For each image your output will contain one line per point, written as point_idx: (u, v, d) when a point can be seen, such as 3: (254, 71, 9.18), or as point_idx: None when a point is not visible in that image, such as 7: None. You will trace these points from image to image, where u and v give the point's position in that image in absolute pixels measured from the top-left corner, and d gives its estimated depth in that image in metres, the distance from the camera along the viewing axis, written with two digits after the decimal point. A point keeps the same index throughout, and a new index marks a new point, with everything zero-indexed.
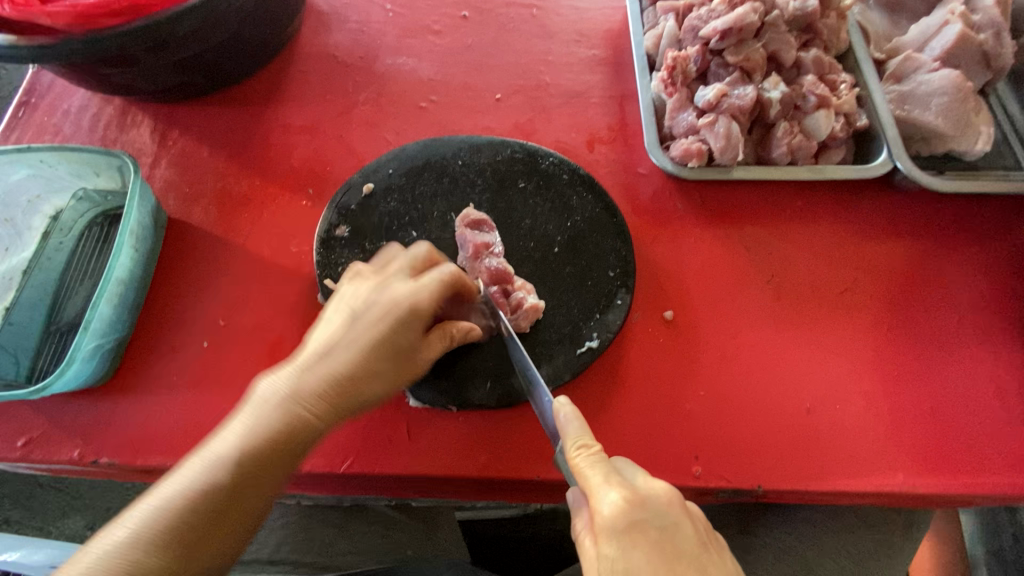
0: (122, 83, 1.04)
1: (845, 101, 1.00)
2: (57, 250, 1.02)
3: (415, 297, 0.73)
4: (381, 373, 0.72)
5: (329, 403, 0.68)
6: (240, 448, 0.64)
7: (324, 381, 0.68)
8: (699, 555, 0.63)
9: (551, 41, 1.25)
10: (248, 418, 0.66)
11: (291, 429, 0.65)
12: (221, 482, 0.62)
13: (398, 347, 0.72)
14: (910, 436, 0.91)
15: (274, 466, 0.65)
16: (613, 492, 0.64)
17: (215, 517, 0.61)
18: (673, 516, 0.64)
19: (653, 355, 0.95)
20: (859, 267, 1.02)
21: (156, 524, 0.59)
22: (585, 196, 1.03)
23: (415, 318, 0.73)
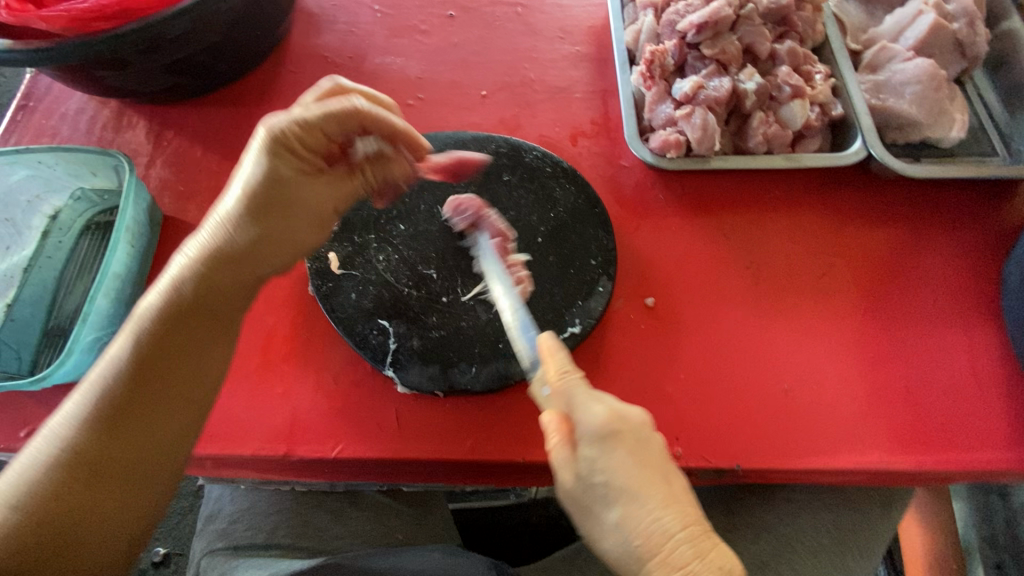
0: (117, 85, 1.07)
1: (819, 91, 1.03)
2: (57, 248, 1.05)
3: (276, 130, 0.77)
4: (269, 216, 0.78)
5: (212, 267, 0.76)
6: (154, 330, 0.72)
7: (212, 242, 0.77)
8: (667, 469, 0.69)
9: (536, 38, 1.28)
10: (158, 299, 0.75)
11: (185, 305, 0.74)
12: (140, 364, 0.71)
13: (286, 190, 0.79)
14: (887, 415, 0.93)
15: (190, 337, 0.74)
16: (594, 407, 0.68)
17: (137, 398, 0.70)
18: (646, 437, 0.69)
19: (635, 341, 0.97)
20: (836, 252, 1.04)
21: (85, 416, 0.68)
22: (568, 188, 1.06)
23: (280, 146, 0.77)
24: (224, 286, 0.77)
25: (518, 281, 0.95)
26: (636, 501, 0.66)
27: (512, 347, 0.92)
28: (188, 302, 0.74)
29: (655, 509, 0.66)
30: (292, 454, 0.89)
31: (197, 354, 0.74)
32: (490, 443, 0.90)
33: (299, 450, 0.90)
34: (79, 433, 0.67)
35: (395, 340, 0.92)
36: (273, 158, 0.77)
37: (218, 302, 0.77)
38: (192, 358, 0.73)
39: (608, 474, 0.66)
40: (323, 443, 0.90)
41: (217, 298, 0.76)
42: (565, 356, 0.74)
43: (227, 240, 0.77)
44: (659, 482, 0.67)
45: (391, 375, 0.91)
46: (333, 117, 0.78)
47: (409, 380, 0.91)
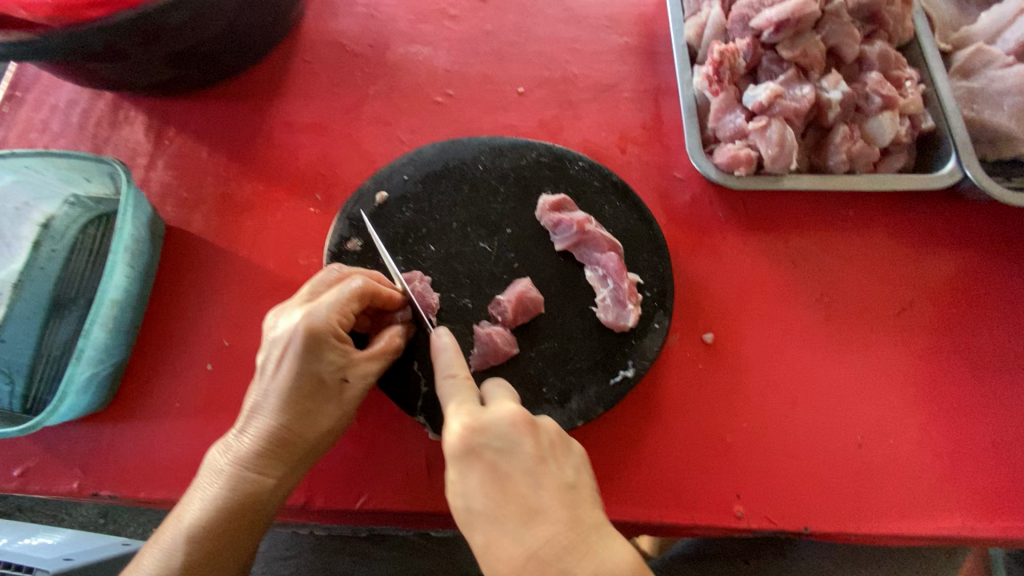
0: (112, 78, 0.95)
1: (912, 101, 0.90)
2: (50, 260, 0.94)
3: (312, 323, 0.67)
4: (329, 401, 0.71)
5: (288, 410, 0.68)
6: (247, 468, 0.69)
7: (286, 387, 0.68)
8: (538, 469, 0.58)
9: (578, 26, 1.14)
10: (248, 435, 0.69)
11: (235, 493, 0.68)
12: (237, 501, 0.68)
13: (319, 386, 0.69)
14: (970, 474, 0.84)
15: (283, 471, 0.70)
16: (458, 419, 0.60)
17: (237, 522, 0.68)
18: (516, 437, 0.59)
19: (691, 382, 0.87)
20: (917, 286, 0.93)
21: (190, 546, 0.66)
22: (618, 206, 0.94)
23: (321, 344, 0.68)
24: (303, 426, 0.69)
25: (606, 310, 0.86)
26: (498, 524, 0.57)
27: (558, 392, 0.83)
28: (277, 442, 0.69)
29: (517, 527, 0.56)
30: (314, 504, 0.81)
31: (288, 479, 0.71)
32: None
33: (321, 500, 0.81)
34: (179, 559, 0.66)
35: (428, 382, 0.83)
36: (310, 307, 0.68)
37: (308, 439, 0.70)
38: (280, 483, 0.71)
39: (467, 497, 0.58)
40: (347, 493, 0.82)
41: (303, 436, 0.70)
42: (456, 356, 0.68)
43: (286, 395, 0.68)
44: (526, 490, 0.57)
45: (423, 421, 0.81)
46: (349, 297, 0.71)
47: (445, 426, 0.81)
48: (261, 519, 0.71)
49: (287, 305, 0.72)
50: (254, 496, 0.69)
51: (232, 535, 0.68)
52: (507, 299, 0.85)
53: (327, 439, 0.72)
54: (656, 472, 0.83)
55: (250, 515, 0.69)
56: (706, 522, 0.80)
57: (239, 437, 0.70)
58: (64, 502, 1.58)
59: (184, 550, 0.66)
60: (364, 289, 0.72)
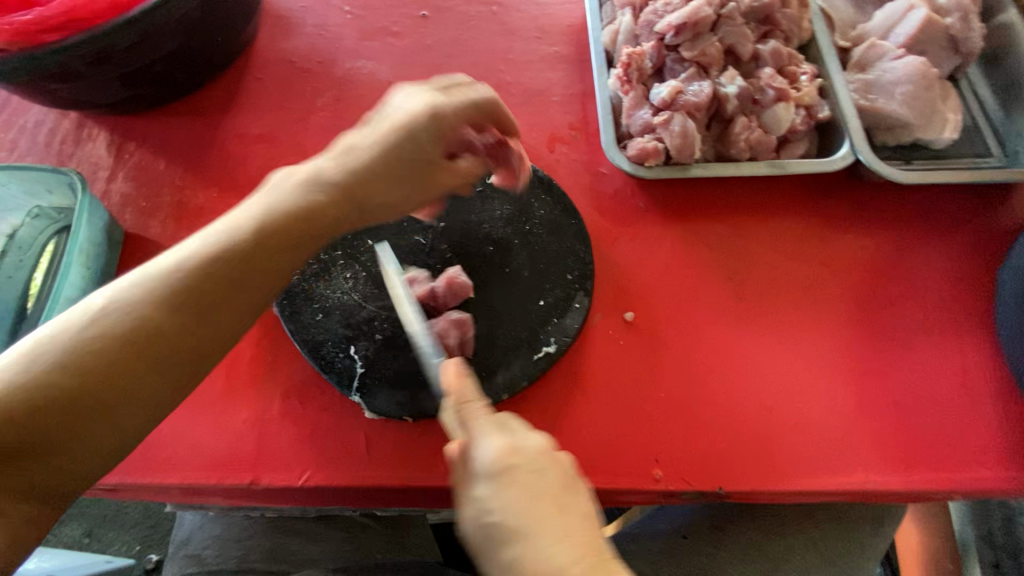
0: (72, 98, 1.03)
1: (806, 93, 0.99)
2: (16, 267, 1.01)
3: (404, 135, 0.76)
4: (370, 195, 0.75)
5: (343, 180, 0.73)
6: (264, 225, 0.68)
7: (337, 174, 0.73)
8: (564, 498, 0.66)
9: (512, 38, 1.23)
10: (282, 199, 0.70)
11: (244, 248, 0.66)
12: (243, 253, 0.66)
13: (366, 180, 0.74)
14: (874, 433, 0.89)
15: (293, 251, 0.69)
16: (490, 442, 0.66)
17: (201, 294, 0.64)
18: (544, 464, 0.67)
19: (613, 357, 0.94)
20: (823, 262, 1.00)
21: (183, 280, 0.63)
22: (544, 199, 1.02)
23: (409, 151, 0.76)
24: (345, 190, 0.73)
25: None
26: (530, 539, 0.62)
27: (485, 369, 0.89)
28: (302, 220, 0.70)
29: (549, 546, 0.62)
30: (258, 483, 0.86)
31: (292, 262, 0.70)
32: None
33: (265, 479, 0.87)
34: (165, 289, 0.62)
35: (364, 364, 0.89)
36: (408, 116, 0.77)
37: (331, 224, 0.72)
38: (285, 262, 0.69)
39: (502, 515, 0.64)
40: (290, 472, 0.87)
41: (305, 227, 0.70)
42: (474, 378, 0.70)
43: (337, 187, 0.73)
44: (557, 517, 0.64)
45: (358, 400, 0.87)
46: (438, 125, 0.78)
47: (378, 404, 0.87)
48: (252, 304, 0.68)
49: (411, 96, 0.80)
50: (271, 231, 0.68)
51: (150, 346, 0.61)
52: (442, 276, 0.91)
53: (344, 227, 0.74)
54: (580, 442, 0.88)
55: (244, 281, 0.66)
56: (627, 486, 0.86)
57: (269, 195, 0.71)
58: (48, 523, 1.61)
59: (175, 284, 0.63)
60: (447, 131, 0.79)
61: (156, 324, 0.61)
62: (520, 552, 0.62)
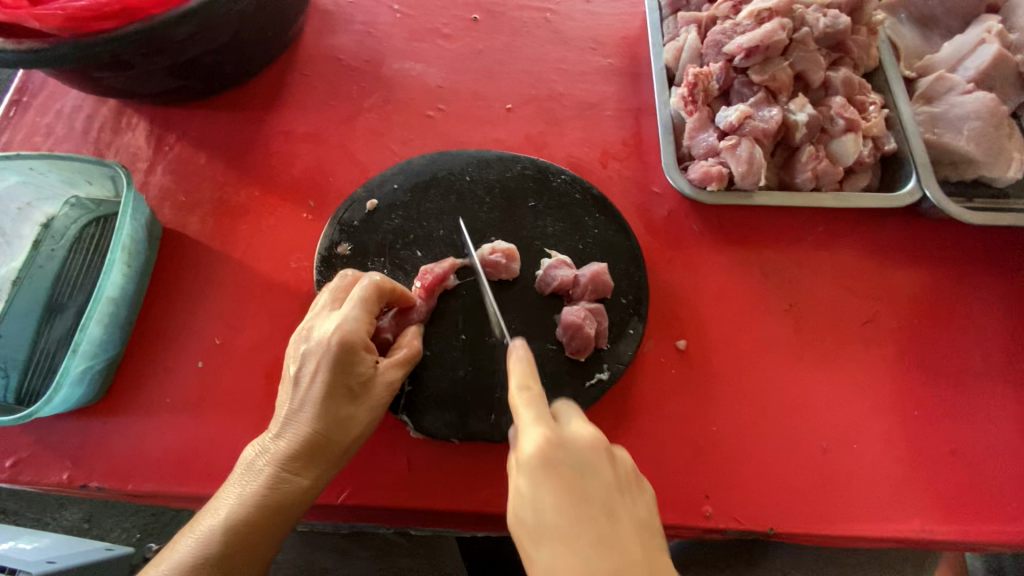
0: (116, 86, 0.99)
1: (875, 124, 0.96)
2: (49, 258, 0.98)
3: (345, 331, 0.73)
4: (359, 405, 0.75)
5: (324, 413, 0.73)
6: (282, 467, 0.73)
7: (321, 392, 0.73)
8: (613, 499, 0.63)
9: (565, 47, 1.20)
10: (285, 436, 0.73)
11: (277, 494, 0.72)
12: (273, 498, 0.72)
13: (349, 387, 0.74)
14: (931, 479, 0.87)
15: (315, 473, 0.74)
16: (538, 430, 0.63)
17: (268, 528, 0.72)
18: (595, 463, 0.63)
19: (664, 387, 0.91)
20: (880, 298, 0.98)
21: (228, 539, 0.69)
22: (598, 218, 0.99)
23: (356, 349, 0.74)
24: (334, 436, 0.74)
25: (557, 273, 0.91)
26: (569, 543, 0.60)
27: None
28: (313, 443, 0.73)
29: (590, 556, 0.59)
30: None
31: (320, 480, 0.75)
32: (507, 493, 0.85)
33: None
34: (215, 551, 0.69)
35: (411, 381, 0.86)
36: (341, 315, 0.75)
37: (342, 441, 0.75)
38: (313, 484, 0.75)
39: (541, 508, 0.61)
40: (329, 488, 0.84)
41: (342, 384, 0.73)
42: (531, 366, 0.68)
43: (335, 386, 0.73)
44: (602, 516, 0.61)
45: (405, 419, 0.84)
46: (371, 304, 0.77)
47: (426, 424, 0.84)
48: (283, 533, 0.74)
49: (321, 317, 0.77)
50: (281, 500, 0.72)
51: (275, 513, 0.72)
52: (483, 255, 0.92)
53: (358, 442, 0.77)
54: None
55: (283, 515, 0.73)
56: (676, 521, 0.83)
57: (275, 438, 0.74)
58: (49, 505, 1.57)
59: (220, 542, 0.69)
60: (381, 285, 0.78)
61: (278, 497, 0.72)
62: (548, 555, 0.60)
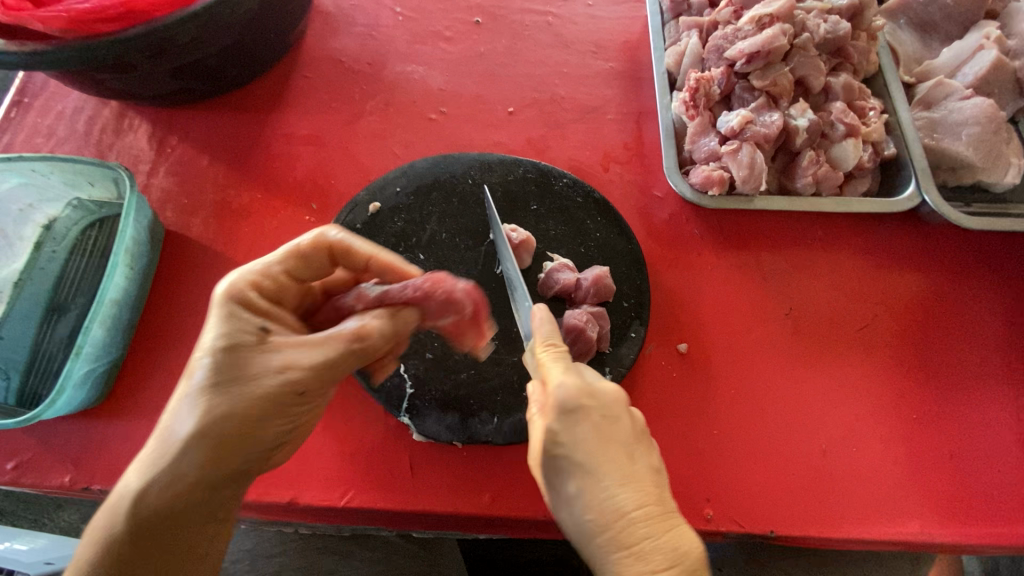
0: (119, 88, 0.99)
1: (874, 129, 0.97)
2: (51, 260, 0.98)
3: (230, 287, 0.66)
4: (262, 364, 0.62)
5: (223, 380, 0.61)
6: (177, 442, 0.60)
7: (220, 350, 0.62)
8: (633, 447, 0.68)
9: (567, 51, 1.20)
10: (182, 406, 0.61)
11: (177, 474, 0.60)
12: (171, 478, 0.60)
13: (245, 342, 0.63)
14: (930, 483, 0.88)
15: (217, 451, 0.61)
16: (568, 378, 0.67)
17: (173, 511, 0.61)
18: (616, 412, 0.68)
19: (665, 390, 0.92)
20: (879, 302, 0.98)
21: (133, 521, 0.60)
22: (600, 222, 0.99)
23: (240, 303, 0.65)
24: (236, 404, 0.61)
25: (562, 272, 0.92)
26: (594, 478, 0.65)
27: None
28: (210, 417, 0.60)
29: (609, 492, 0.65)
30: (299, 500, 0.84)
31: (227, 460, 0.62)
32: (510, 496, 0.85)
33: (306, 497, 0.84)
34: (119, 532, 0.61)
35: (413, 385, 0.86)
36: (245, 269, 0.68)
37: (246, 413, 0.61)
38: (220, 465, 0.62)
39: (568, 448, 0.66)
40: (331, 491, 0.85)
41: (243, 341, 0.63)
42: (553, 326, 0.71)
43: (233, 343, 0.62)
44: (623, 457, 0.67)
45: (407, 422, 0.85)
46: (284, 259, 0.70)
47: (428, 427, 0.85)
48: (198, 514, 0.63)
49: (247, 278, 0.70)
50: (182, 480, 0.61)
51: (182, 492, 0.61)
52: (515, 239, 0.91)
53: (269, 413, 0.62)
54: None
55: (188, 496, 0.62)
56: None
57: (171, 412, 0.62)
58: (46, 507, 1.57)
59: (124, 524, 0.60)
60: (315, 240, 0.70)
61: (179, 475, 0.60)
62: (574, 488, 0.66)
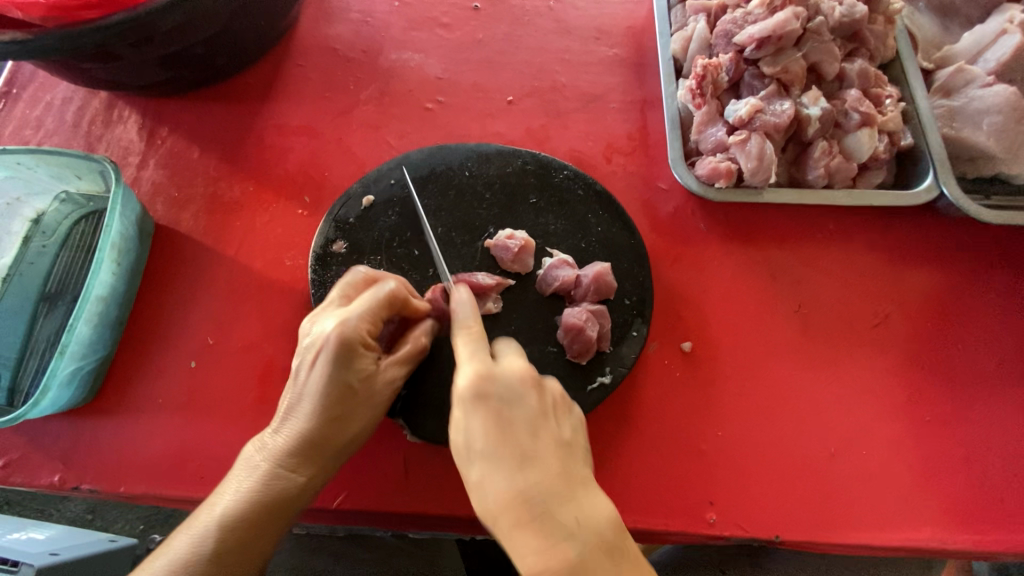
0: (106, 78, 0.96)
1: (891, 118, 0.92)
2: (39, 254, 0.95)
3: (346, 329, 0.68)
4: (359, 407, 0.72)
5: (321, 415, 0.70)
6: (280, 463, 0.70)
7: (319, 391, 0.69)
8: (539, 422, 0.62)
9: (569, 37, 1.16)
10: (284, 432, 0.71)
11: (277, 493, 0.69)
12: (271, 496, 0.69)
13: (350, 388, 0.70)
14: (945, 487, 0.84)
15: (313, 471, 0.71)
16: (469, 366, 0.62)
17: (267, 523, 0.69)
18: (523, 393, 0.62)
19: (667, 389, 0.89)
20: (892, 298, 0.95)
21: (225, 536, 0.67)
22: (602, 215, 0.96)
23: (358, 348, 0.69)
24: (332, 437, 0.71)
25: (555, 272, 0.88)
26: (496, 464, 0.59)
27: None
28: (309, 443, 0.70)
29: (509, 470, 0.58)
30: None
31: (317, 479, 0.72)
32: None
33: None
34: (211, 547, 0.66)
35: (405, 386, 0.84)
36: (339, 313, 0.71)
37: (338, 444, 0.72)
38: (310, 483, 0.72)
39: (469, 433, 0.60)
40: (324, 492, 0.83)
41: (344, 388, 0.70)
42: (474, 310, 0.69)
43: (330, 389, 0.69)
44: (527, 440, 0.60)
45: (401, 423, 0.82)
46: (382, 306, 0.72)
47: (423, 427, 0.82)
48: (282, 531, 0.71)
49: (321, 313, 0.74)
50: (280, 497, 0.70)
51: (277, 509, 0.70)
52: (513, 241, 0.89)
53: (355, 443, 0.74)
54: (630, 479, 0.83)
55: (281, 512, 0.70)
56: (679, 528, 0.81)
57: (274, 433, 0.72)
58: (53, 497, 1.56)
59: (216, 539, 0.67)
60: (395, 292, 0.74)
61: (281, 494, 0.70)
62: (478, 475, 0.60)
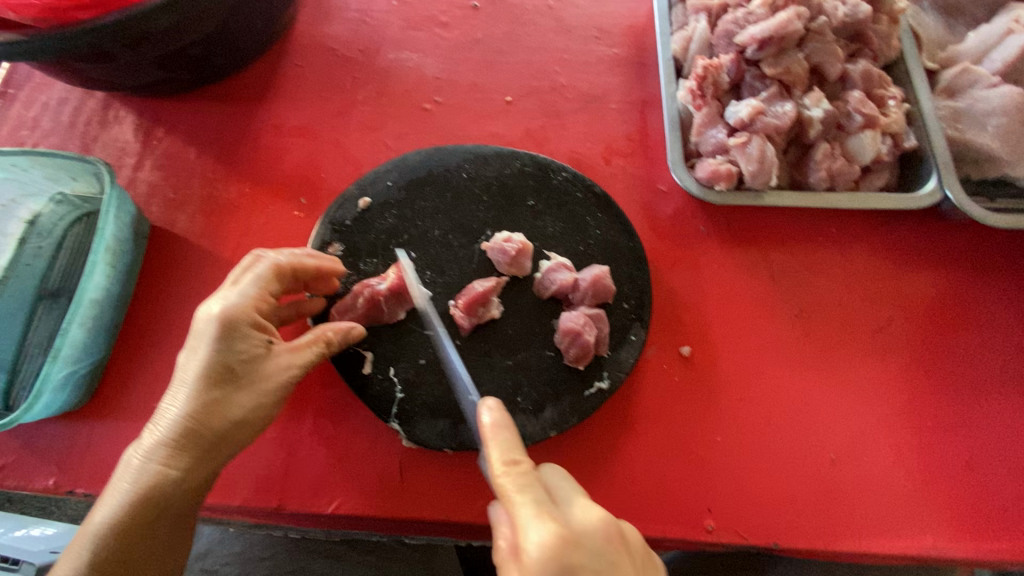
0: (101, 78, 0.95)
1: (894, 120, 0.91)
2: (36, 256, 0.94)
3: (225, 310, 0.68)
4: (241, 390, 0.69)
5: (198, 399, 0.67)
6: (155, 457, 0.67)
7: (195, 375, 0.67)
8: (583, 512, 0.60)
9: (568, 36, 1.14)
10: (160, 424, 0.68)
11: (155, 488, 0.66)
12: (148, 492, 0.66)
13: (228, 370, 0.68)
14: (947, 495, 0.83)
15: (195, 462, 0.68)
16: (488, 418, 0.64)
17: (151, 520, 0.67)
18: (611, 557, 0.57)
19: (665, 394, 0.88)
20: (895, 303, 0.93)
21: (107, 536, 0.65)
22: (601, 218, 0.94)
23: (236, 329, 0.69)
24: (214, 420, 0.68)
25: (551, 279, 0.87)
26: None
27: (532, 401, 0.83)
28: (187, 432, 0.67)
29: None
30: (286, 506, 0.81)
31: (205, 469, 0.69)
32: None
33: (293, 504, 0.82)
34: (97, 545, 0.65)
35: (403, 389, 0.83)
36: (219, 294, 0.70)
37: (219, 430, 0.68)
38: (198, 474, 0.69)
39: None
40: (318, 497, 0.82)
41: (223, 370, 0.68)
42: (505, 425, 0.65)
43: (207, 372, 0.67)
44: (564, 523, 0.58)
45: (397, 428, 0.82)
46: (264, 286, 0.72)
47: (418, 433, 0.81)
48: (175, 527, 0.69)
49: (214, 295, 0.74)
50: (156, 493, 0.67)
51: (161, 505, 0.67)
52: (511, 246, 0.87)
53: (246, 429, 0.70)
54: (628, 486, 0.83)
55: (164, 508, 0.67)
56: (677, 535, 0.80)
57: (153, 427, 0.69)
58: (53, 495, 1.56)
59: (99, 539, 0.65)
60: (271, 271, 0.73)
61: (163, 489, 0.67)
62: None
